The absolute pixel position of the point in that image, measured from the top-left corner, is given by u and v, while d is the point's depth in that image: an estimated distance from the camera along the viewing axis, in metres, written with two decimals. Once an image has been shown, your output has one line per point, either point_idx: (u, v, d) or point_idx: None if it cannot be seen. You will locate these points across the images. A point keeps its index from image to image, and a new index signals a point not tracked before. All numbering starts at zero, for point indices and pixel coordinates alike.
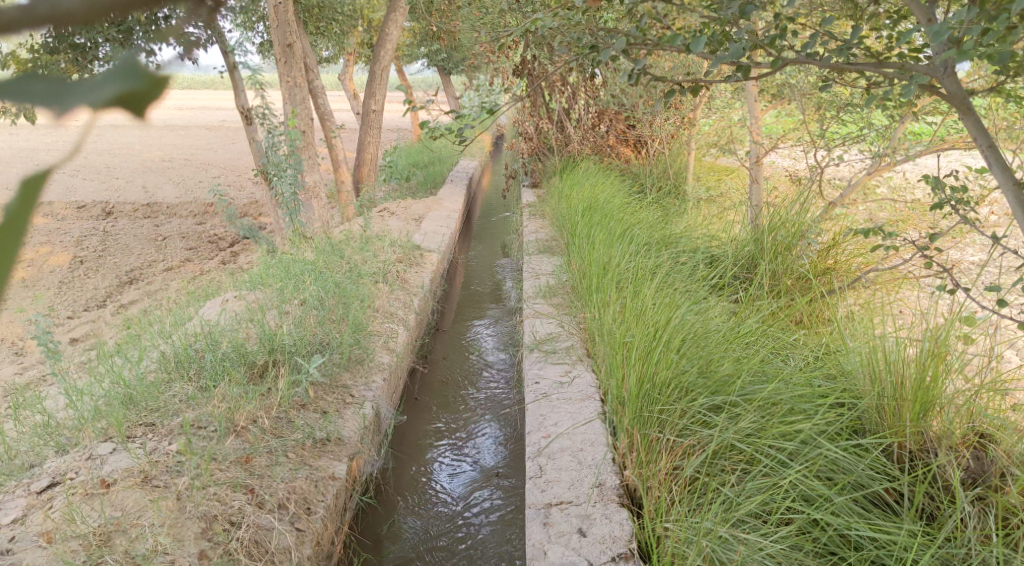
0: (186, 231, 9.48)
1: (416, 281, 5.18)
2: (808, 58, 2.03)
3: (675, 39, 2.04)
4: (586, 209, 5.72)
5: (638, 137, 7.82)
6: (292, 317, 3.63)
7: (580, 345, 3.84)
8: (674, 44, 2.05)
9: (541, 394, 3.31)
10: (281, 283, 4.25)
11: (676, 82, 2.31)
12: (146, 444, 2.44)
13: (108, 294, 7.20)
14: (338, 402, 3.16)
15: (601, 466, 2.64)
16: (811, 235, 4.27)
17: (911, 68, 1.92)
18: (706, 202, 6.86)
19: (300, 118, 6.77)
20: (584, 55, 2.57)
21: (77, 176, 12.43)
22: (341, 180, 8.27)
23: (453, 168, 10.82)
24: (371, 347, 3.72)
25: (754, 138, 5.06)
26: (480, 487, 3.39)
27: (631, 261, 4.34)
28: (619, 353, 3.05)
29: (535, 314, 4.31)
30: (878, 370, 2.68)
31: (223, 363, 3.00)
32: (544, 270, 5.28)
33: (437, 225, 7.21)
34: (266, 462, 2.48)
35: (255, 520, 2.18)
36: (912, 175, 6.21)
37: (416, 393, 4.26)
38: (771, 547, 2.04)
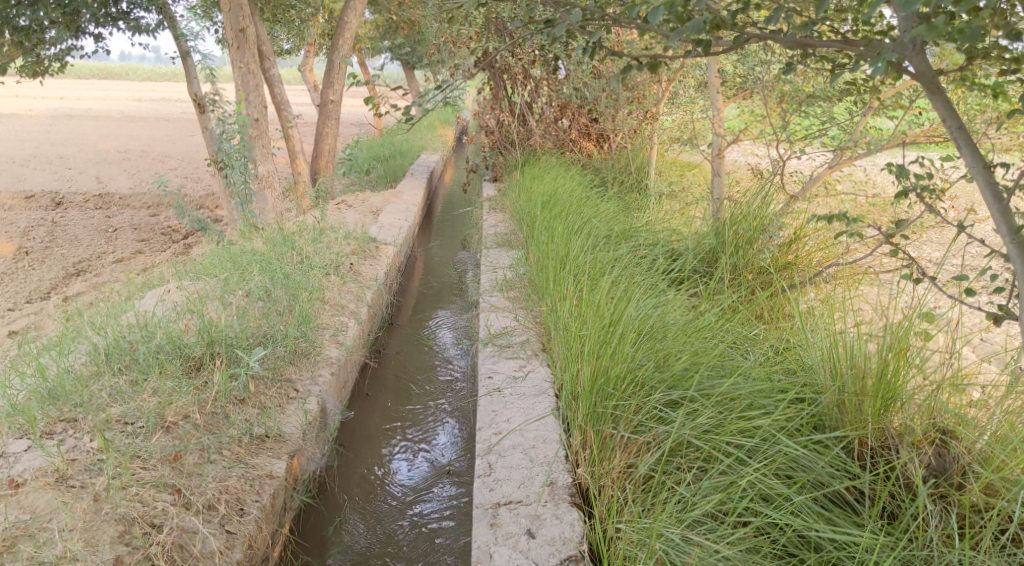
0: (138, 222, 9.16)
1: (370, 274, 5.04)
2: (772, 35, 1.97)
3: (634, 10, 1.93)
4: (545, 204, 5.64)
5: (601, 131, 7.76)
6: (235, 309, 3.47)
7: (536, 339, 3.74)
8: (633, 14, 1.94)
9: (494, 390, 3.20)
10: (226, 273, 4.07)
11: (634, 58, 2.22)
12: (65, 442, 2.26)
13: (53, 286, 6.89)
14: (280, 397, 3.02)
15: (553, 464, 2.53)
16: (772, 229, 4.23)
17: (878, 47, 1.88)
18: (668, 196, 6.80)
19: (252, 105, 6.55)
20: (539, 30, 2.46)
21: (26, 166, 11.96)
22: (298, 170, 8.04)
23: (415, 162, 10.65)
24: (318, 340, 3.57)
25: (715, 130, 5.02)
26: (432, 486, 3.26)
27: (589, 254, 4.25)
28: (574, 347, 2.95)
29: (491, 308, 4.20)
30: (838, 364, 2.63)
31: (156, 355, 2.82)
32: (503, 264, 5.18)
33: (396, 218, 7.06)
34: (196, 461, 2.33)
35: (180, 523, 2.03)
36: (871, 172, 6.24)
37: (367, 388, 4.11)
38: (727, 549, 1.96)
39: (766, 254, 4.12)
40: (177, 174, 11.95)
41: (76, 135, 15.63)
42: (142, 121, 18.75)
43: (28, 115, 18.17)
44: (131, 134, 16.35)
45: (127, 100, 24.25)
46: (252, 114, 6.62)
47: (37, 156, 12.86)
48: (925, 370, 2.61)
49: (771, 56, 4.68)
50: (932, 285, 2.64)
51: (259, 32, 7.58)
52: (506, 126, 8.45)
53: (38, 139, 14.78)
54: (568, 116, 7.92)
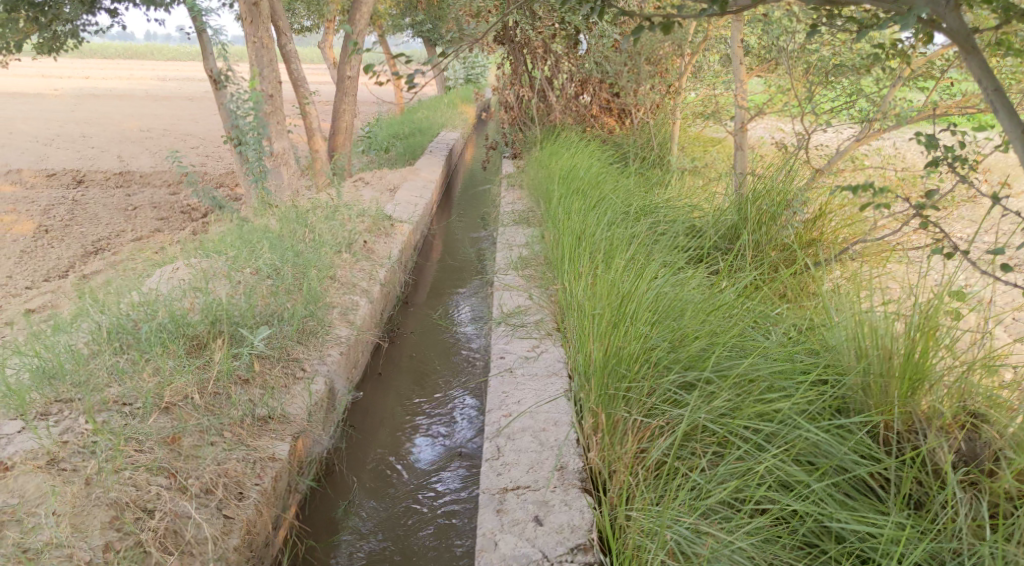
0: (158, 200, 9.17)
1: (384, 252, 4.96)
2: None
3: None
4: (563, 179, 5.50)
5: (623, 105, 7.58)
6: (243, 287, 3.40)
7: (550, 318, 3.63)
8: None
9: (506, 370, 3.12)
10: (236, 251, 4.00)
11: (647, 18, 2.05)
12: (60, 423, 2.21)
13: (71, 265, 6.91)
14: (286, 376, 2.95)
15: (563, 447, 2.44)
16: (796, 204, 4.06)
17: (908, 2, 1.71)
18: (690, 172, 6.62)
19: (266, 81, 6.44)
20: None
21: (49, 145, 12.03)
22: (315, 148, 7.95)
23: (434, 138, 10.53)
24: (327, 319, 3.50)
25: (739, 102, 4.84)
26: (442, 469, 3.19)
27: (606, 230, 4.13)
28: (587, 326, 2.84)
29: (505, 286, 4.11)
30: (862, 343, 2.50)
31: (158, 333, 2.77)
32: (519, 242, 5.06)
33: (412, 195, 6.96)
34: (194, 443, 2.27)
35: (173, 507, 1.98)
36: (904, 146, 6.00)
37: (380, 369, 4.04)
38: (743, 540, 1.84)
39: (790, 230, 3.96)
40: (197, 152, 11.95)
41: (100, 114, 15.70)
42: (165, 99, 18.79)
43: (53, 95, 18.29)
44: (154, 113, 16.39)
45: (152, 79, 24.34)
46: (267, 90, 6.51)
47: (61, 135, 12.94)
48: (954, 351, 2.48)
49: (797, 25, 4.48)
50: (963, 261, 2.49)
51: (275, 7, 7.46)
52: (525, 102, 8.29)
53: (62, 117, 14.87)
54: (588, 91, 7.76)
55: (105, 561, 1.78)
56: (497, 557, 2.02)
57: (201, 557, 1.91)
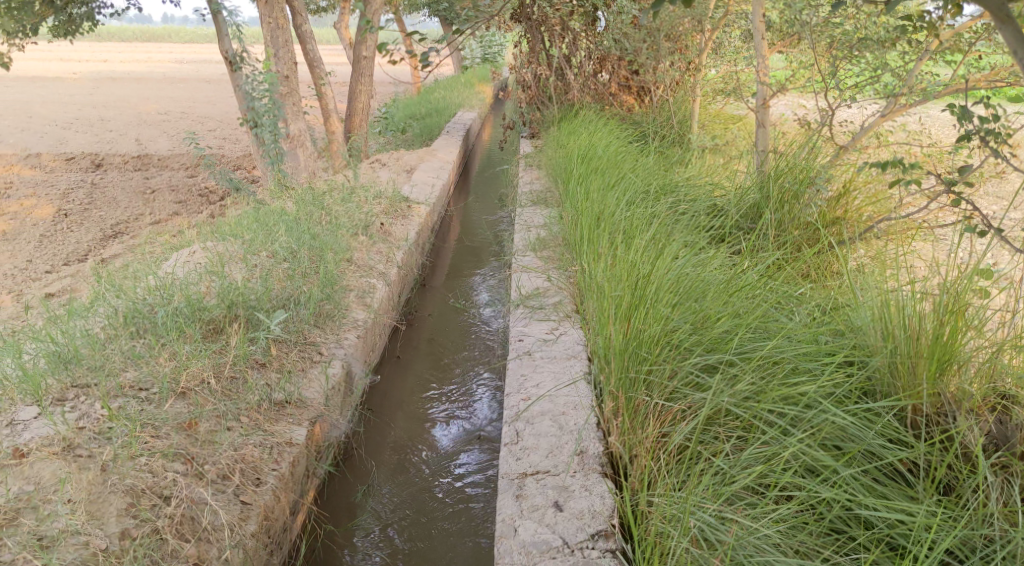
0: (176, 184, 9.19)
1: (401, 234, 4.92)
2: None
3: None
4: (581, 159, 5.42)
5: (641, 83, 7.46)
6: (259, 271, 3.38)
7: (569, 300, 3.58)
8: None
9: (524, 353, 3.08)
10: (252, 234, 3.98)
11: None
12: (77, 408, 2.21)
13: (90, 248, 6.94)
14: (303, 360, 2.93)
15: (583, 431, 2.39)
16: (820, 181, 3.97)
17: None
18: (710, 151, 6.50)
19: (281, 62, 6.38)
20: None
21: (68, 129, 12.09)
22: (332, 129, 7.90)
23: (451, 119, 10.44)
24: (344, 302, 3.47)
25: (761, 78, 4.72)
26: (461, 452, 3.16)
27: (625, 211, 4.06)
28: (607, 308, 2.79)
29: (523, 268, 4.05)
30: (889, 324, 2.43)
31: (174, 318, 2.75)
32: (537, 223, 5.01)
33: (429, 176, 6.90)
34: (211, 428, 2.26)
35: (190, 494, 1.97)
36: (932, 121, 5.85)
37: (398, 352, 4.02)
38: (770, 527, 1.77)
39: (813, 209, 3.86)
40: (214, 135, 11.96)
41: (118, 97, 15.75)
42: (183, 82, 18.81)
43: (72, 78, 18.38)
44: (171, 96, 16.43)
45: (170, 61, 24.37)
46: (282, 71, 6.45)
47: (80, 119, 13.00)
48: (983, 333, 2.41)
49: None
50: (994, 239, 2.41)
51: None
52: (543, 81, 8.11)
53: (81, 101, 14.93)
54: (607, 69, 7.63)
55: (122, 549, 1.77)
56: (517, 544, 1.98)
57: (218, 544, 1.90)
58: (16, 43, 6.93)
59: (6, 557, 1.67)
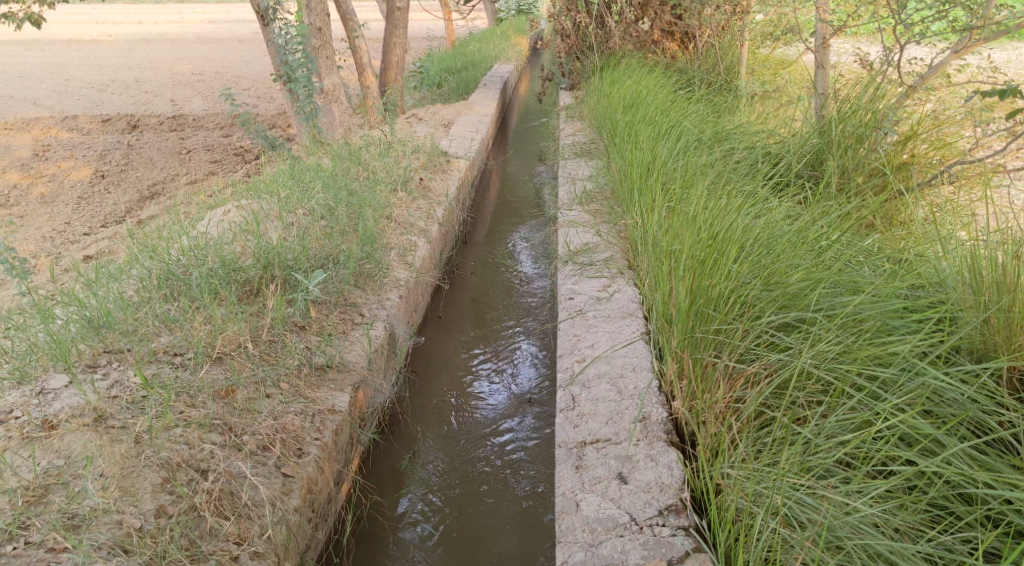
0: (211, 143, 9.10)
1: (441, 190, 4.73)
2: None
3: None
4: (627, 110, 5.13)
5: (685, 29, 7.09)
6: (296, 229, 3.25)
7: (620, 256, 3.37)
8: None
9: (575, 312, 2.89)
10: (287, 190, 3.84)
11: None
12: (110, 377, 2.12)
13: (128, 210, 6.91)
14: (344, 322, 2.80)
15: (645, 396, 2.20)
16: (887, 123, 3.62)
17: None
18: (760, 97, 6.14)
19: (313, 13, 6.07)
20: None
21: (105, 90, 12.08)
22: (366, 84, 7.68)
23: (487, 72, 10.12)
24: (384, 261, 3.33)
25: (821, 13, 4.29)
26: (508, 418, 3.01)
27: (678, 160, 3.78)
28: (668, 264, 2.60)
29: (570, 222, 3.85)
30: (983, 278, 2.16)
31: (209, 280, 2.64)
32: (582, 176, 4.77)
33: (467, 130, 6.67)
34: (250, 396, 2.15)
35: (228, 467, 1.87)
36: (1010, 57, 5.37)
37: (441, 311, 3.88)
38: (869, 506, 1.54)
39: (881, 152, 3.53)
40: (249, 93, 11.84)
41: (153, 58, 15.68)
42: (215, 41, 18.67)
43: (109, 41, 18.38)
44: (206, 56, 16.30)
45: (204, 21, 24.19)
46: (314, 23, 6.16)
47: (116, 81, 12.97)
48: None
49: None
50: None
51: None
52: (583, 29, 7.85)
53: (117, 63, 14.92)
54: (648, 15, 7.31)
55: (158, 527, 1.67)
56: (579, 521, 1.82)
57: (259, 521, 1.79)
58: (47, 3, 6.84)
59: (37, 539, 1.60)
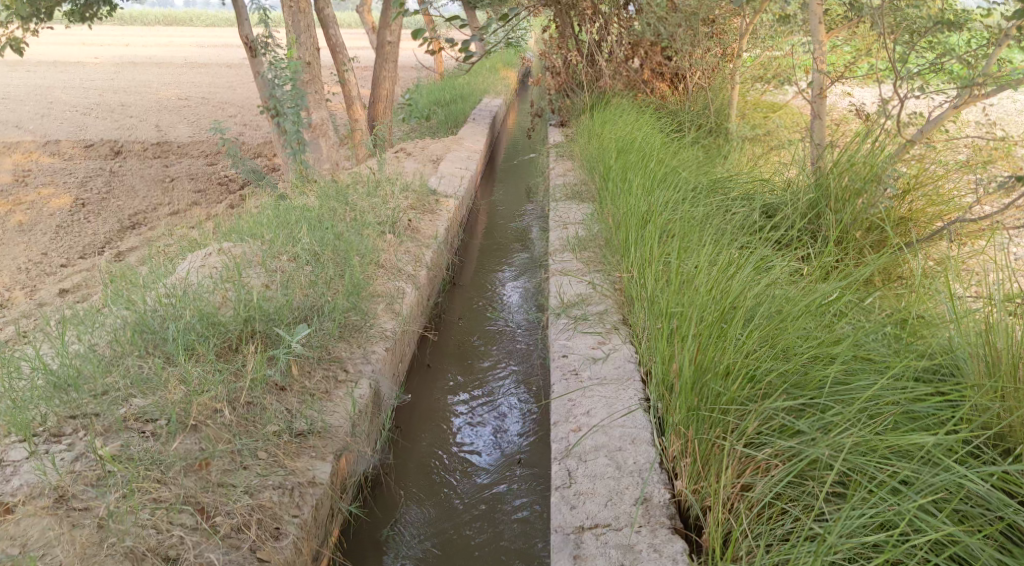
0: (195, 171, 8.97)
1: (430, 231, 4.62)
2: None
3: None
4: (620, 154, 5.03)
5: (676, 70, 7.04)
6: (280, 279, 3.14)
7: (615, 310, 3.26)
8: None
9: (570, 372, 2.77)
10: (272, 232, 3.72)
11: None
12: (76, 449, 2.02)
13: (107, 241, 6.76)
14: (328, 381, 2.68)
15: (647, 474, 2.09)
16: (887, 178, 3.51)
17: None
18: (751, 141, 6.11)
19: (303, 48, 5.98)
20: None
21: (88, 114, 11.92)
22: (355, 117, 7.57)
23: (476, 106, 10.07)
24: (371, 311, 3.22)
25: (818, 64, 4.22)
26: (498, 482, 2.87)
27: (674, 211, 3.70)
28: (670, 329, 2.50)
29: (562, 271, 3.74)
30: (997, 356, 2.07)
31: (186, 336, 2.53)
32: (573, 220, 4.68)
33: (456, 167, 6.59)
34: (224, 468, 2.05)
35: (199, 556, 1.78)
36: (1002, 110, 5.36)
37: (428, 360, 3.75)
38: None
39: (880, 206, 3.44)
40: (235, 121, 11.73)
41: (141, 82, 15.56)
42: (203, 66, 18.58)
43: (95, 63, 18.22)
44: (194, 81, 16.20)
45: (193, 45, 24.19)
46: (304, 57, 6.07)
47: (100, 104, 12.83)
48: None
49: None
50: None
51: None
52: (573, 67, 7.83)
53: (103, 86, 14.77)
54: (639, 55, 7.25)
55: None
56: None
57: None
58: (31, 29, 6.73)
59: None
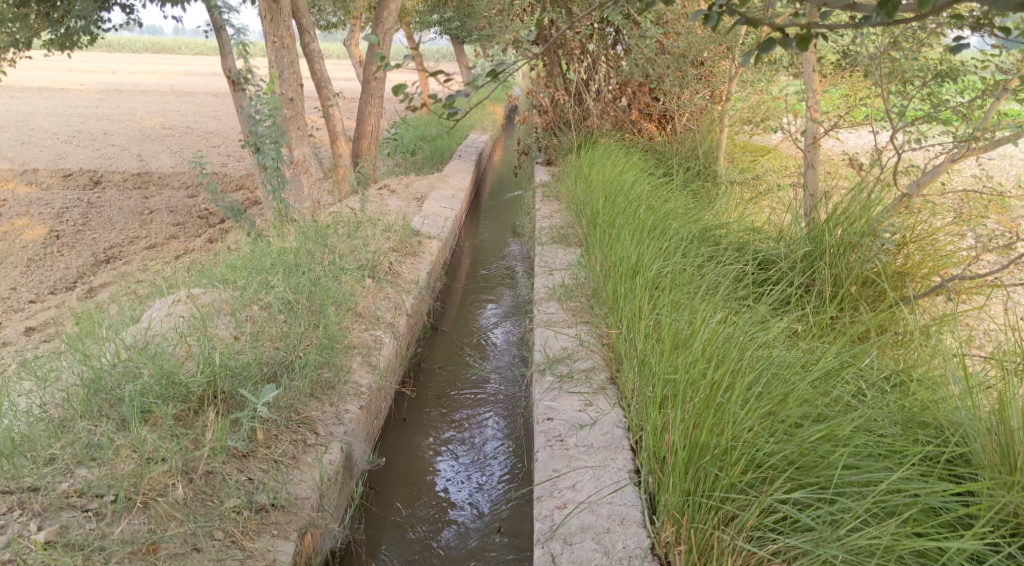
0: (175, 203, 8.79)
1: (411, 276, 4.47)
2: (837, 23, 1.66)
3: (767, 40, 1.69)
4: (609, 198, 4.92)
5: (664, 111, 7.00)
6: (249, 330, 2.97)
7: (603, 367, 3.11)
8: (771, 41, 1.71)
9: (555, 437, 2.61)
10: (244, 278, 3.55)
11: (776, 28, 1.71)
12: (8, 534, 1.89)
13: (80, 275, 6.56)
14: (296, 445, 2.52)
15: (637, 561, 1.94)
16: (883, 233, 3.40)
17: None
18: (740, 185, 6.06)
19: (285, 84, 5.86)
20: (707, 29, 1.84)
21: (70, 142, 11.73)
22: (338, 152, 7.45)
23: (463, 141, 10.00)
24: (345, 366, 3.05)
25: (810, 112, 4.14)
26: (477, 554, 2.69)
27: (664, 262, 3.58)
28: (665, 398, 2.36)
29: (546, 322, 3.60)
30: (1013, 441, 1.93)
31: (142, 398, 2.36)
32: (559, 265, 4.56)
33: (441, 207, 6.45)
34: (174, 552, 1.92)
35: None
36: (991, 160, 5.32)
37: (406, 414, 3.58)
38: None
39: (877, 262, 3.32)
40: (218, 152, 11.58)
41: (125, 111, 15.40)
42: (191, 96, 18.47)
43: (80, 91, 18.04)
44: (180, 110, 16.06)
45: (181, 74, 24.10)
46: (286, 93, 5.95)
47: (82, 133, 12.64)
48: None
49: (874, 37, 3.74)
50: None
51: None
52: (561, 106, 7.78)
53: (86, 114, 14.59)
54: (628, 94, 7.14)
55: None
56: None
57: None
58: (8, 59, 6.58)
59: None
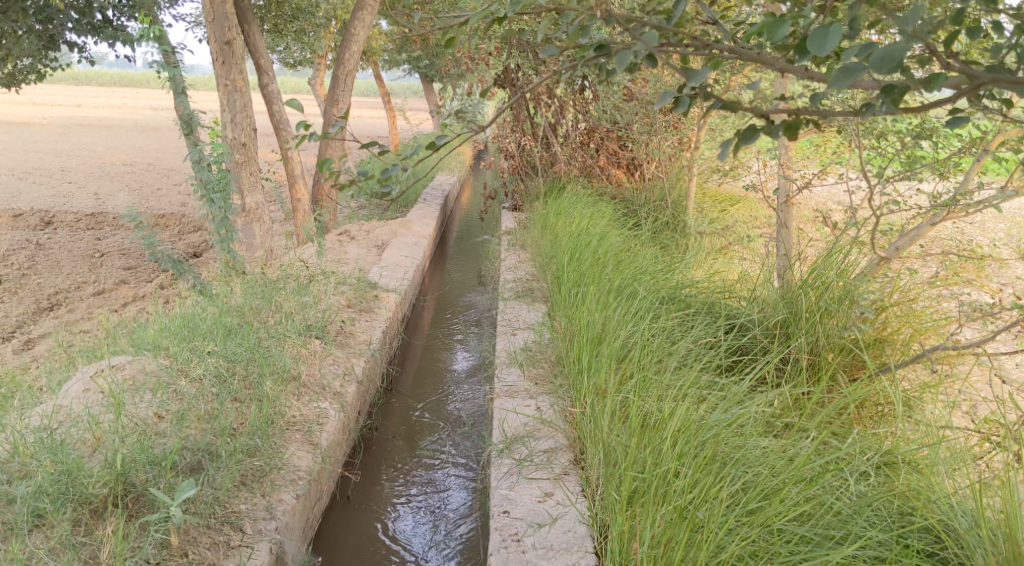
0: (128, 246, 8.42)
1: (365, 335, 4.19)
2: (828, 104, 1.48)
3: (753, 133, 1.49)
4: (573, 253, 4.70)
5: (633, 158, 6.86)
6: (174, 410, 2.67)
7: (566, 448, 2.85)
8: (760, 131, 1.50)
9: (512, 535, 2.36)
10: (177, 345, 3.25)
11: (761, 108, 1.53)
12: None
13: (18, 325, 6.17)
14: (218, 548, 2.25)
15: None
16: (862, 301, 3.19)
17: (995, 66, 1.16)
18: (709, 235, 5.90)
19: (237, 127, 5.60)
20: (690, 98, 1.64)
21: (24, 179, 11.30)
22: (296, 197, 7.17)
23: (429, 184, 9.78)
24: (281, 449, 2.76)
25: (783, 168, 3.98)
26: None
27: (632, 329, 3.36)
28: (635, 503, 2.15)
29: (506, 394, 3.33)
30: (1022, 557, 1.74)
31: (36, 500, 2.07)
32: (522, 324, 4.31)
33: (401, 256, 6.19)
34: None
35: None
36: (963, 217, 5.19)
37: (352, 492, 3.29)
38: None
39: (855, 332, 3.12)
40: (178, 191, 11.21)
41: (85, 146, 14.97)
42: (156, 132, 18.07)
43: (41, 125, 17.54)
44: (143, 146, 15.66)
45: (146, 108, 23.66)
46: (239, 137, 5.68)
47: (38, 169, 12.21)
48: None
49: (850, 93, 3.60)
50: None
51: (254, 40, 6.63)
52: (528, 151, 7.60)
53: (44, 149, 14.14)
54: (596, 140, 7.01)
55: None
56: None
57: None
58: None
59: None
